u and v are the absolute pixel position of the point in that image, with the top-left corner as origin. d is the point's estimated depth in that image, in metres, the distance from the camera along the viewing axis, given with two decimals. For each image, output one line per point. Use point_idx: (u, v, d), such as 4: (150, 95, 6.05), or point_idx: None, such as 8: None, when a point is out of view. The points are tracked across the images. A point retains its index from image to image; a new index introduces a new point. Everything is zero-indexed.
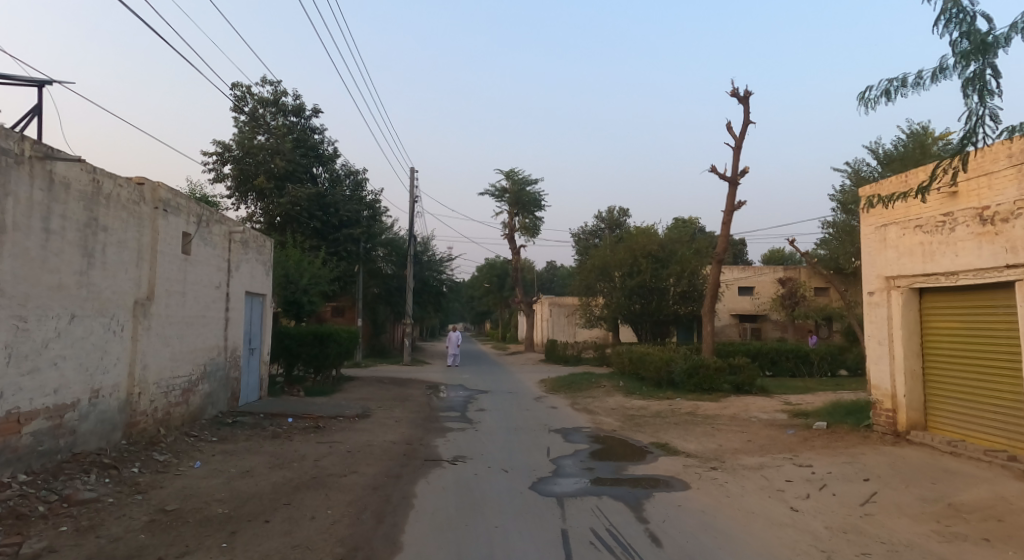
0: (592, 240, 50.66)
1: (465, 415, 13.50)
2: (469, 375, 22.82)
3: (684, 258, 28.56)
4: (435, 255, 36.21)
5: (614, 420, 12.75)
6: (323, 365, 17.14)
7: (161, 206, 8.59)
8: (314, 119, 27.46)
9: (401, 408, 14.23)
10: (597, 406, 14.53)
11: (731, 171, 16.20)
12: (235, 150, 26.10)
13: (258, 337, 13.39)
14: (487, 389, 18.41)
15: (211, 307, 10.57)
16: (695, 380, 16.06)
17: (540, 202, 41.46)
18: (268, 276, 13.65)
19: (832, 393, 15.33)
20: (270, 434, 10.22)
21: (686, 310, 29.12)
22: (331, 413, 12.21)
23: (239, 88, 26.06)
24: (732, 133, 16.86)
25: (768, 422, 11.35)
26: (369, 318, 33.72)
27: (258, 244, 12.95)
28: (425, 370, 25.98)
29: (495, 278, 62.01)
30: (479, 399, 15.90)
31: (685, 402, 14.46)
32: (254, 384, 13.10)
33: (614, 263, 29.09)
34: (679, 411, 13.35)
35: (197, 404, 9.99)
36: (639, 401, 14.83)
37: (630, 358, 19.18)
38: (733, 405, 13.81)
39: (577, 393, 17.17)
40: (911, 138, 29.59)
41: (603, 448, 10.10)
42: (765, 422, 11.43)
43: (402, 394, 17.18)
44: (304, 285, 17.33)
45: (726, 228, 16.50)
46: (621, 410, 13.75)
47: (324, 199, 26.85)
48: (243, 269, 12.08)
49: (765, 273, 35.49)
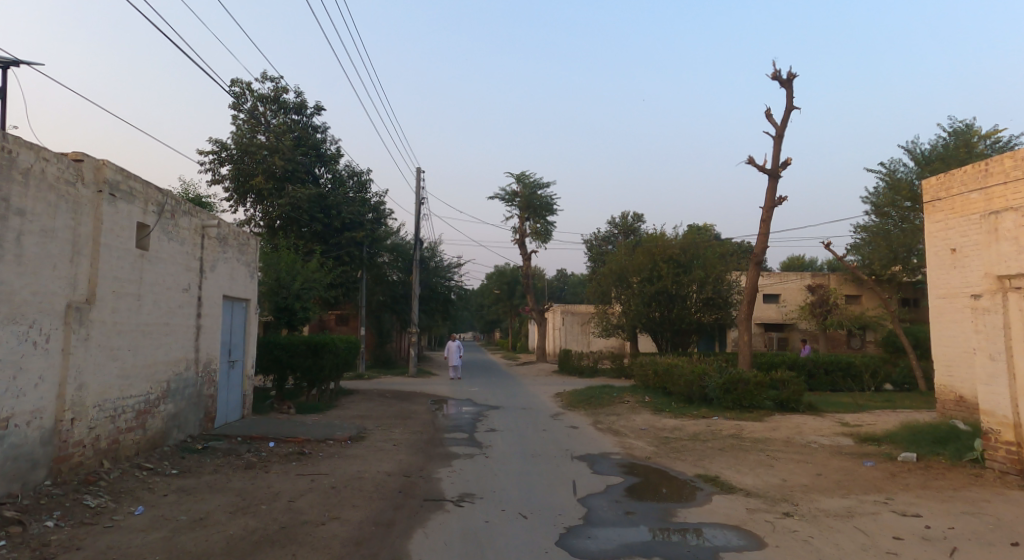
0: (607, 246, 48.96)
1: (475, 437, 11.85)
2: (480, 389, 21.15)
3: (708, 262, 26.80)
4: (442, 261, 34.67)
5: (645, 444, 11.06)
6: (318, 379, 15.48)
7: (106, 189, 7.06)
8: (317, 117, 26.08)
9: (403, 428, 12.61)
10: (624, 426, 12.85)
11: (772, 162, 14.57)
12: (232, 148, 24.67)
13: (239, 347, 11.83)
14: (498, 405, 16.74)
15: (178, 313, 9.01)
16: (732, 397, 14.31)
17: (552, 206, 39.87)
18: (250, 278, 12.12)
19: (891, 413, 13.56)
20: (244, 464, 8.62)
21: (710, 318, 27.36)
22: (320, 436, 10.61)
23: (237, 83, 24.69)
24: (772, 121, 15.22)
25: (834, 451, 9.62)
26: (373, 326, 32.15)
27: (239, 241, 11.43)
28: (432, 383, 24.34)
29: (506, 285, 60.51)
30: (491, 418, 14.26)
31: (724, 421, 12.75)
32: (235, 401, 11.55)
33: (633, 268, 27.36)
34: (720, 433, 11.63)
35: (158, 429, 8.43)
36: (672, 421, 13.12)
37: (655, 370, 17.50)
38: (782, 426, 12.07)
39: (599, 410, 15.47)
40: (954, 137, 28.07)
41: (641, 482, 8.42)
42: (829, 449, 9.71)
43: (407, 410, 15.54)
44: (298, 290, 15.70)
45: (766, 226, 14.83)
46: (653, 432, 12.05)
47: (326, 200, 25.43)
48: (220, 269, 10.57)
49: (792, 279, 33.69)
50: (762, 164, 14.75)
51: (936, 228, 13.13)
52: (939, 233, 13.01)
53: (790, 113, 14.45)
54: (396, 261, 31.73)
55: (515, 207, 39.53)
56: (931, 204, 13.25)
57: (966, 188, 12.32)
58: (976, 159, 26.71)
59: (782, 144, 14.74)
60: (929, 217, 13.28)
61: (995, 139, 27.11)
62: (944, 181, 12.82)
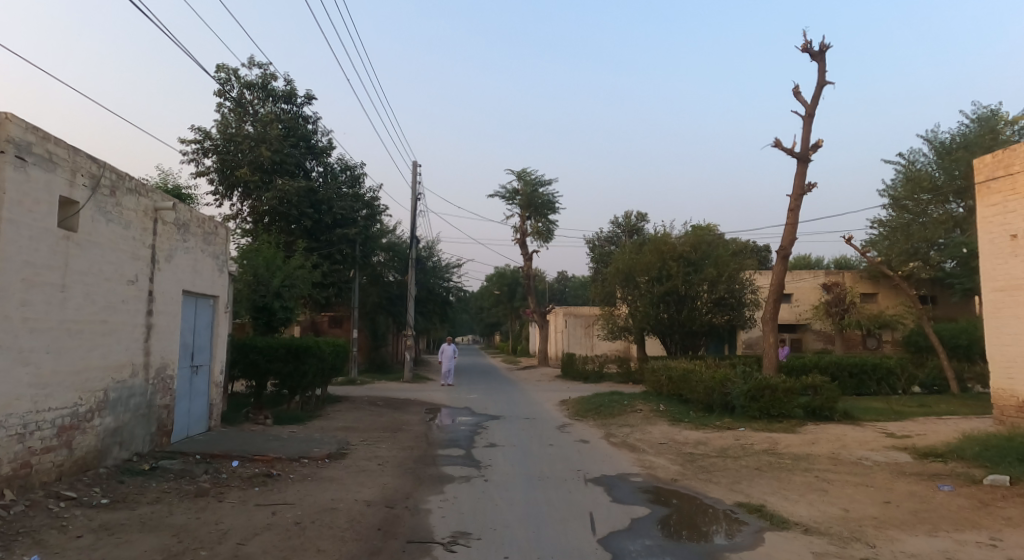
0: (609, 247, 47.59)
1: (472, 454, 10.39)
2: (479, 396, 19.70)
3: (720, 260, 25.34)
4: (440, 260, 33.28)
5: (669, 462, 9.61)
6: (299, 385, 13.97)
7: (10, 149, 5.67)
8: (307, 107, 24.72)
9: (390, 443, 11.13)
10: (641, 440, 11.42)
11: (802, 145, 13.18)
12: (217, 138, 23.27)
13: (204, 350, 10.37)
14: (499, 413, 15.29)
15: (120, 309, 7.59)
16: (759, 405, 12.83)
17: (554, 204, 38.46)
18: (219, 272, 10.69)
19: (940, 423, 12.10)
20: (195, 490, 7.17)
21: (721, 319, 25.94)
22: (293, 454, 9.15)
23: (223, 70, 23.31)
24: (800, 100, 13.83)
25: (895, 470, 8.17)
26: (368, 329, 30.74)
27: (203, 230, 10.03)
28: (430, 388, 22.90)
29: (506, 287, 59.21)
30: (490, 430, 12.81)
31: (753, 434, 11.32)
32: (200, 411, 10.12)
33: (640, 268, 25.85)
34: (752, 448, 10.18)
35: (92, 447, 7.00)
36: (693, 434, 11.64)
37: (670, 376, 16.10)
38: (822, 438, 10.61)
39: (610, 419, 14.04)
40: (980, 123, 26.60)
41: (673, 513, 6.96)
42: (889, 469, 8.23)
43: (398, 421, 14.08)
44: (277, 287, 14.14)
45: (794, 216, 13.42)
46: (675, 448, 10.57)
47: (317, 194, 24.03)
48: (179, 259, 9.17)
49: (805, 278, 32.08)
50: (790, 147, 13.37)
51: (991, 212, 11.73)
52: (996, 218, 11.60)
53: (822, 89, 13.07)
54: (392, 260, 30.32)
55: (516, 205, 38.15)
56: (985, 184, 11.87)
57: None
58: (1003, 147, 25.34)
59: (812, 124, 13.35)
60: (983, 200, 11.89)
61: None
62: (1004, 158, 11.42)
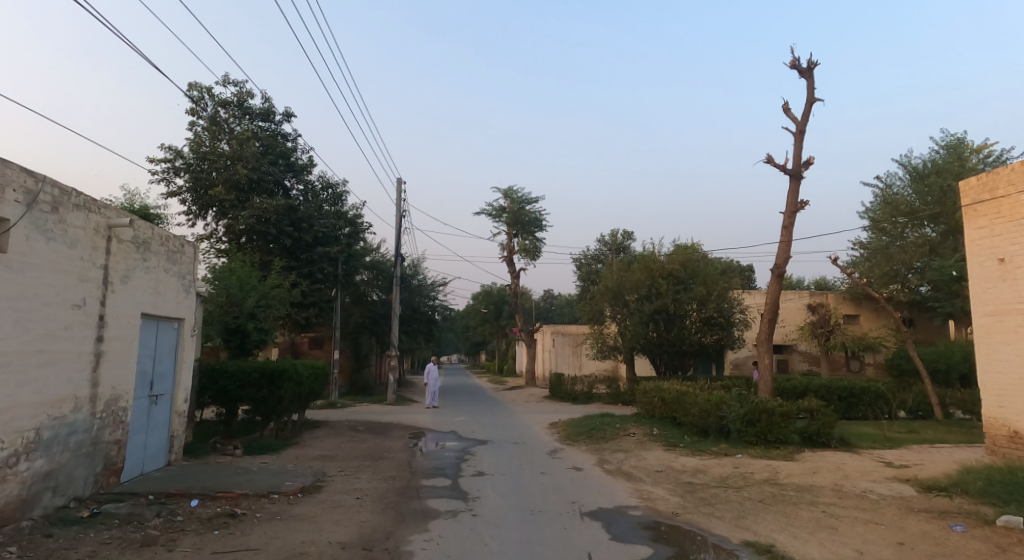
0: (596, 265, 47.05)
1: (458, 484, 9.70)
2: (464, 419, 19.00)
3: (710, 278, 24.93)
4: (425, 279, 32.64)
5: (666, 493, 9.01)
6: (273, 411, 13.20)
7: None
8: (286, 124, 24.13)
9: (371, 472, 10.41)
10: (635, 468, 10.82)
11: (794, 160, 12.72)
12: (191, 156, 22.52)
13: (165, 378, 9.63)
14: (484, 439, 14.63)
15: (61, 337, 6.89)
16: (755, 430, 12.26)
17: (541, 222, 38.05)
18: (184, 294, 9.99)
19: (938, 452, 11.65)
20: (142, 538, 6.42)
21: (711, 338, 25.50)
22: (261, 490, 8.41)
23: (196, 88, 22.63)
24: (790, 115, 13.44)
25: (905, 505, 7.62)
26: (350, 349, 29.93)
27: (167, 248, 9.37)
28: (413, 411, 22.18)
29: (493, 306, 58.47)
30: (475, 457, 12.13)
31: (751, 460, 10.76)
32: (158, 445, 9.49)
33: (629, 285, 25.45)
34: (752, 477, 9.61)
35: (17, 496, 6.26)
36: (690, 461, 11.04)
37: (663, 398, 15.57)
38: (822, 467, 10.03)
39: (601, 444, 13.44)
40: (947, 151, 26.65)
41: (676, 554, 6.34)
42: (897, 504, 7.66)
43: (379, 448, 13.34)
44: (250, 308, 13.33)
45: (788, 234, 12.95)
46: (674, 476, 9.97)
47: (296, 212, 23.34)
48: (138, 280, 8.51)
49: (791, 298, 31.74)
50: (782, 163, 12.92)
51: (979, 235, 11.36)
52: (984, 241, 11.25)
53: (813, 105, 12.66)
54: (376, 279, 29.62)
55: (501, 223, 37.65)
56: (971, 207, 11.54)
57: (1011, 188, 10.74)
58: (971, 173, 25.51)
59: (803, 141, 12.93)
60: (970, 223, 11.53)
61: (988, 153, 25.79)
62: (988, 181, 11.14)
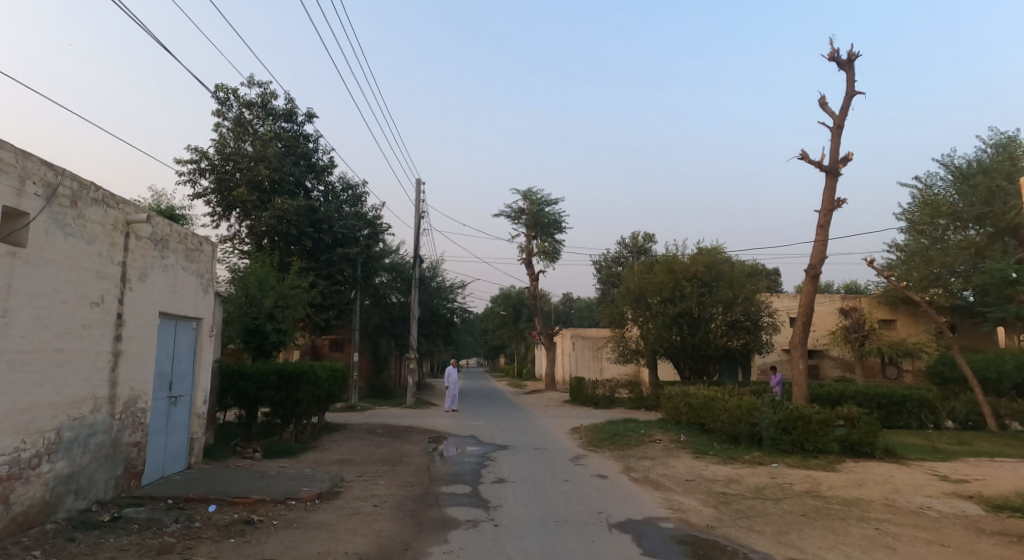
0: (616, 268, 46.49)
1: (478, 491, 9.37)
2: (484, 423, 18.70)
3: (736, 281, 24.35)
4: (444, 281, 32.43)
5: (699, 504, 8.60)
6: (293, 414, 12.88)
7: None
8: (308, 125, 24.06)
9: (389, 478, 10.13)
10: (664, 476, 10.42)
11: (831, 157, 12.28)
12: (215, 157, 22.45)
13: (184, 379, 9.40)
14: (507, 445, 14.31)
15: (79, 335, 6.67)
16: (791, 438, 11.80)
17: (561, 224, 37.66)
18: (202, 293, 9.78)
19: (997, 468, 11.10)
20: (159, 545, 6.17)
21: (737, 342, 24.88)
22: (279, 494, 8.15)
23: (222, 89, 22.59)
24: (826, 110, 12.99)
25: (974, 527, 7.16)
26: (369, 351, 29.80)
27: (185, 246, 9.16)
28: (434, 414, 21.95)
29: (512, 308, 58.24)
30: (498, 462, 11.82)
31: (789, 471, 10.30)
32: (178, 448, 9.15)
33: (652, 287, 24.92)
34: (792, 488, 9.16)
35: (38, 499, 6.03)
36: (723, 470, 10.60)
37: (690, 404, 15.11)
38: (870, 479, 9.69)
39: (627, 451, 13.05)
40: (997, 150, 25.85)
41: None
42: (964, 524, 7.26)
43: (399, 452, 13.05)
44: (269, 308, 13.15)
45: (824, 233, 12.51)
46: (706, 486, 9.53)
47: (317, 213, 23.24)
48: (156, 278, 8.28)
49: (821, 302, 30.90)
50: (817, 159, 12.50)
51: None
52: None
53: (851, 99, 12.22)
54: (395, 281, 29.44)
55: (521, 225, 37.38)
56: None
57: None
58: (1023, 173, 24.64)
59: (841, 136, 12.48)
60: None
61: None
62: None
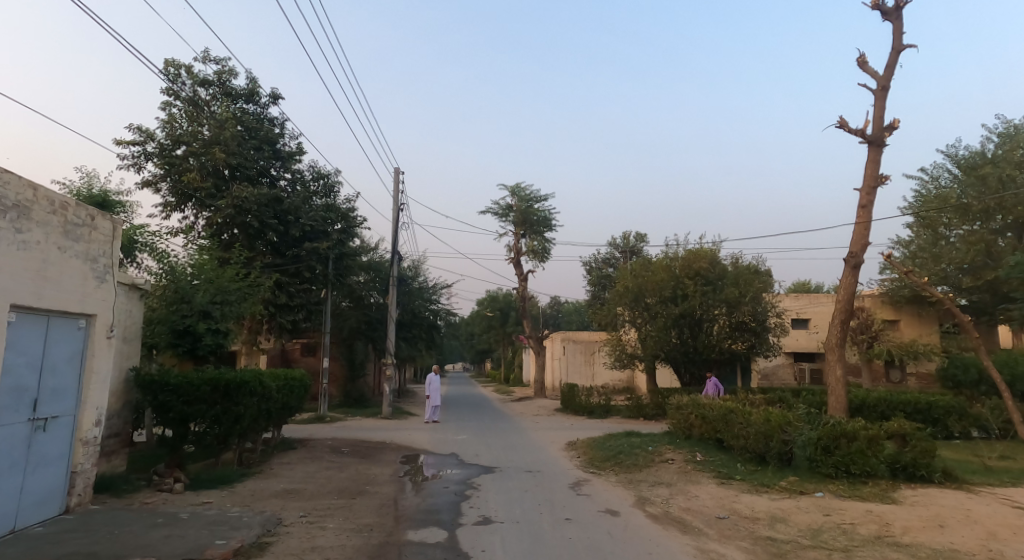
0: (606, 270, 44.49)
1: (455, 538, 7.15)
2: (466, 437, 16.52)
3: (742, 279, 22.39)
4: (426, 281, 30.23)
5: (743, 556, 6.48)
6: (229, 434, 10.62)
7: None
8: (272, 107, 21.79)
9: (340, 518, 7.87)
10: (690, 513, 8.29)
11: (876, 123, 10.28)
12: (164, 139, 20.11)
13: (62, 396, 7.18)
14: (492, 466, 12.13)
15: None
16: (834, 460, 9.71)
17: (550, 221, 35.63)
18: (94, 282, 7.58)
19: None
20: None
21: (742, 345, 22.88)
22: (177, 556, 5.94)
23: (173, 65, 20.27)
24: (866, 71, 11.07)
25: None
26: (344, 357, 27.52)
27: (61, 219, 6.97)
28: (410, 426, 19.72)
29: (498, 311, 56.38)
30: (479, 494, 9.62)
31: (842, 503, 8.22)
32: (47, 485, 6.95)
33: (651, 286, 22.83)
34: (857, 530, 7.07)
35: None
36: (761, 503, 8.48)
37: (703, 416, 13.04)
38: (950, 516, 7.48)
39: (634, 476, 10.92)
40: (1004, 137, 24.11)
41: None
42: None
43: (361, 478, 10.79)
44: (202, 304, 10.90)
45: (866, 214, 10.50)
46: (746, 528, 7.39)
47: (282, 204, 21.00)
48: (5, 257, 6.08)
49: (824, 302, 28.82)
50: (859, 127, 10.44)
51: None
52: None
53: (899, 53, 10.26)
54: (371, 281, 27.29)
55: (508, 222, 35.32)
56: None
57: None
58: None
59: (885, 99, 10.48)
60: None
61: None
62: None
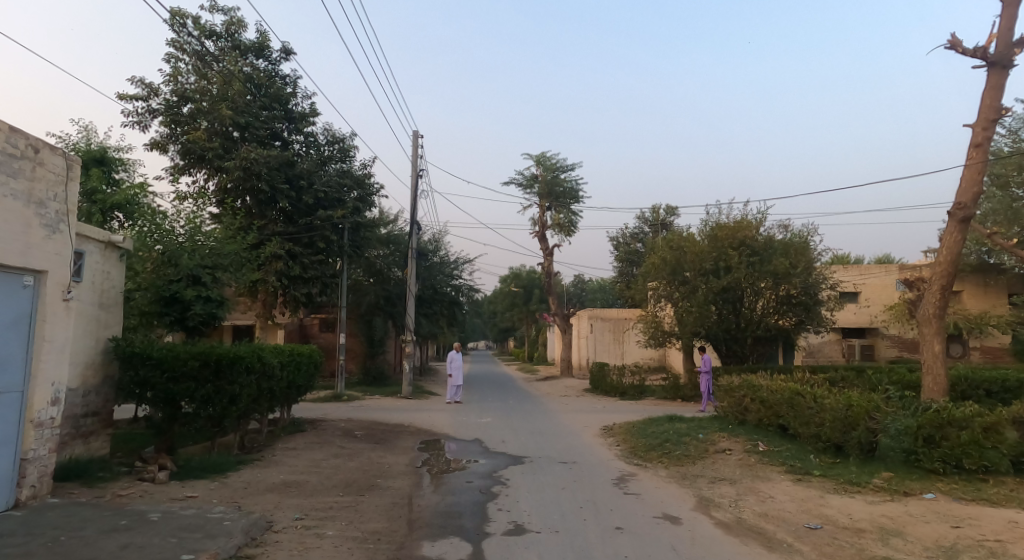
0: (635, 244, 42.61)
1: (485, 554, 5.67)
2: (491, 420, 15.10)
3: (790, 249, 20.60)
4: (447, 255, 28.81)
5: None
6: (224, 417, 9.23)
7: None
8: (283, 63, 20.29)
9: (341, 522, 6.47)
10: (774, 520, 6.72)
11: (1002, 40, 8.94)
12: (170, 96, 18.83)
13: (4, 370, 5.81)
14: (523, 454, 10.68)
15: None
16: (940, 454, 8.06)
17: (577, 192, 33.80)
18: (41, 232, 6.21)
19: None
20: None
21: (788, 321, 21.17)
22: None
23: (179, 16, 18.91)
24: None
25: None
26: (363, 333, 26.31)
27: None
28: (433, 406, 18.43)
29: (522, 287, 54.90)
30: (512, 488, 8.17)
31: (968, 511, 6.57)
32: None
33: (691, 258, 21.05)
34: (1006, 549, 5.44)
35: None
36: (858, 508, 6.87)
37: (762, 400, 11.40)
38: None
39: (689, 469, 9.39)
40: None
41: None
42: None
43: (373, 469, 9.40)
44: (190, 266, 9.55)
45: (981, 153, 9.18)
46: (852, 545, 5.80)
47: (294, 167, 19.66)
48: None
49: (876, 274, 27.11)
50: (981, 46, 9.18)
51: None
52: None
53: None
54: (391, 254, 25.97)
55: (533, 193, 33.61)
56: None
57: None
58: None
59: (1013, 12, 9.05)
60: None
61: None
62: None
